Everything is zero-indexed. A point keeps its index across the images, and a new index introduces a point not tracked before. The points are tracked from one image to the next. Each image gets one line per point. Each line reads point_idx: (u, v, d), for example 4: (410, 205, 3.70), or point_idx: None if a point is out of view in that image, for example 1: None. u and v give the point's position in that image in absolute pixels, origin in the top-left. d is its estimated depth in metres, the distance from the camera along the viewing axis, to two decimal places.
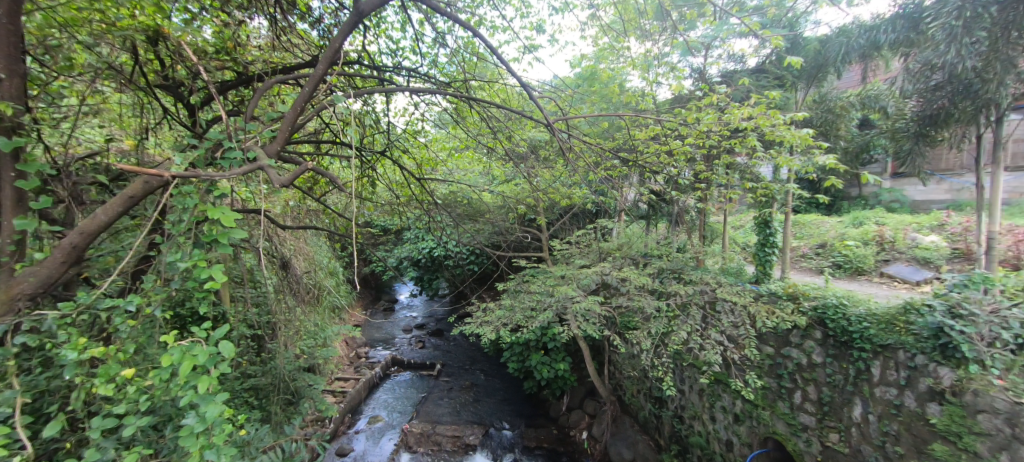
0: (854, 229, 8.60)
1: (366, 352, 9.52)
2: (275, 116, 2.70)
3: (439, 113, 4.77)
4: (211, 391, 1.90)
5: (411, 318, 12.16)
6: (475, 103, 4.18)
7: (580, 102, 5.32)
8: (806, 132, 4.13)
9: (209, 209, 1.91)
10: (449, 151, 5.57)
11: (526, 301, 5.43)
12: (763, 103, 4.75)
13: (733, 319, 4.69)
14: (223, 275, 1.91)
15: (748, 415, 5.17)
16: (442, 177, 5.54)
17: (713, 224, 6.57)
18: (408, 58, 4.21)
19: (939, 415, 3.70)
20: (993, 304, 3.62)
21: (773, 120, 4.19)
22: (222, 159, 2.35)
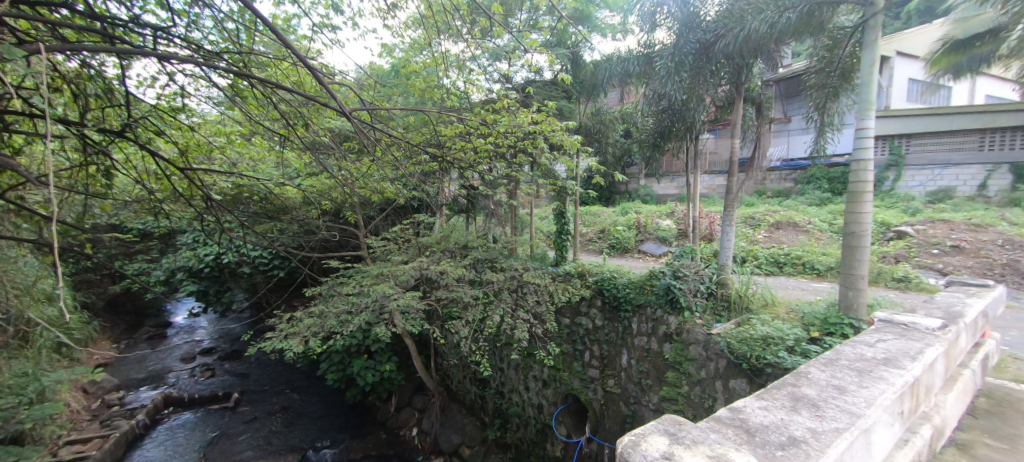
0: (621, 216, 10.92)
1: (121, 397, 7.18)
2: None
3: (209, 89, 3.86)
4: None
5: (191, 342, 9.85)
6: (258, 82, 3.53)
7: (387, 93, 5.11)
8: (575, 138, 4.88)
9: None
10: (227, 137, 4.62)
11: (340, 304, 4.98)
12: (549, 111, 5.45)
13: (537, 298, 5.28)
14: None
15: (553, 378, 6.08)
16: (218, 167, 4.57)
17: (523, 216, 7.32)
18: (156, 14, 3.27)
19: (670, 351, 4.94)
20: (698, 268, 5.04)
21: (552, 126, 4.76)
22: None
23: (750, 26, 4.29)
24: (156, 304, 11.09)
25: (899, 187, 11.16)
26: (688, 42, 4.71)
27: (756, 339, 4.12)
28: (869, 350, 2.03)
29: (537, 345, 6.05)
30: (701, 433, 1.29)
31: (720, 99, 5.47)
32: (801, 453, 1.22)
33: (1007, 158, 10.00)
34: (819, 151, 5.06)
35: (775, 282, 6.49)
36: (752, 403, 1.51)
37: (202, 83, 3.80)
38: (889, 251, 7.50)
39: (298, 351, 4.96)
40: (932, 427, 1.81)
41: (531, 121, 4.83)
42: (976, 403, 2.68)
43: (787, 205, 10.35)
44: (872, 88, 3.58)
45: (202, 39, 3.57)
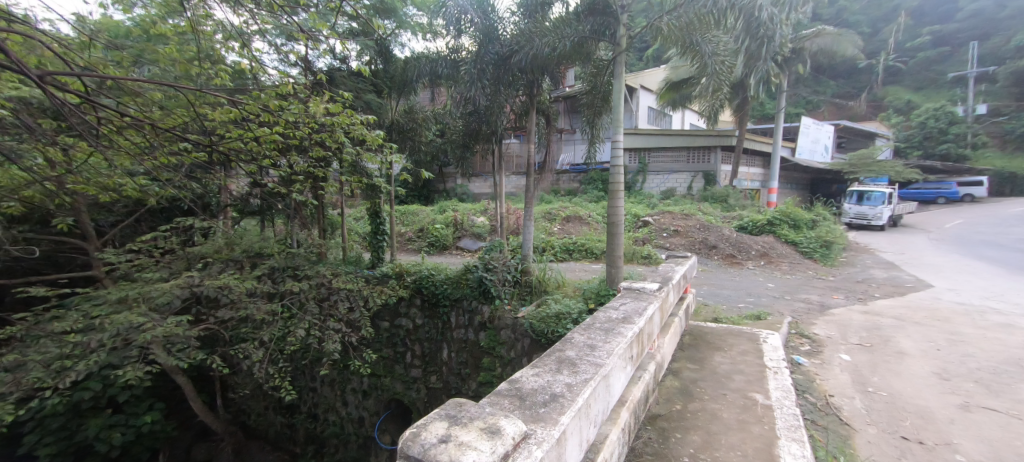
0: (439, 215, 11.16)
1: None
2: None
3: None
4: None
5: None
6: None
7: (122, 61, 3.89)
8: (377, 135, 4.41)
9: None
10: None
11: (50, 347, 3.55)
12: (343, 102, 4.77)
13: (348, 305, 4.93)
14: None
15: (373, 387, 5.80)
16: None
17: (332, 217, 6.73)
18: None
19: (484, 338, 5.30)
20: (505, 259, 5.52)
21: (348, 118, 4.16)
22: None
23: (537, 47, 4.88)
24: None
25: (646, 188, 14.46)
26: (487, 52, 5.16)
27: (549, 316, 4.60)
28: (614, 312, 2.57)
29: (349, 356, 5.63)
30: (478, 410, 1.38)
31: (518, 108, 5.99)
32: (558, 406, 1.44)
33: (701, 168, 14.06)
34: (591, 159, 6.08)
35: (565, 267, 7.61)
36: (526, 372, 1.73)
37: None
38: (639, 236, 9.66)
39: None
40: (654, 363, 2.54)
41: (325, 108, 4.10)
42: (684, 341, 3.69)
43: (575, 202, 12.28)
44: (618, 111, 4.59)
45: None
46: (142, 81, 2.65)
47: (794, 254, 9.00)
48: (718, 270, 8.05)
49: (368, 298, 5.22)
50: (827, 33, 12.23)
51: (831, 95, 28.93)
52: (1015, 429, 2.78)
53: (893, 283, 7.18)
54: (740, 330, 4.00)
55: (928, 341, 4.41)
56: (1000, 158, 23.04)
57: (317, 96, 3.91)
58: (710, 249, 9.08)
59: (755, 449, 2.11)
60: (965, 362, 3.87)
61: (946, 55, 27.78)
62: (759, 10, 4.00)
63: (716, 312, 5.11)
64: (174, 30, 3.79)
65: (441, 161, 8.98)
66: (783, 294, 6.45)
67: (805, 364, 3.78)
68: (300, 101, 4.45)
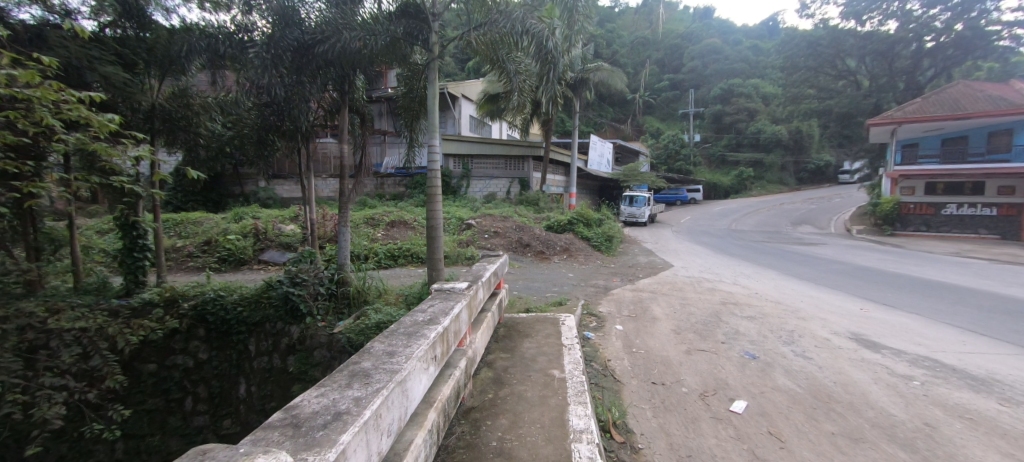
0: (233, 224, 9.46)
1: None
2: None
3: None
4: None
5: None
6: None
7: None
8: (108, 118, 3.25)
9: None
10: None
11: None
12: (49, 71, 3.45)
13: (78, 351, 3.76)
14: None
15: (133, 453, 4.46)
16: None
17: (54, 229, 4.94)
18: None
19: (293, 363, 4.63)
20: (316, 271, 5.00)
21: (53, 92, 3.05)
22: None
23: (343, 40, 4.55)
24: None
25: (469, 192, 15.07)
26: (283, 36, 4.58)
27: (370, 326, 4.33)
28: (421, 315, 2.57)
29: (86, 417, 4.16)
30: (229, 452, 1.03)
31: (326, 105, 5.49)
32: (339, 425, 1.25)
33: (515, 175, 15.49)
34: (410, 162, 5.99)
35: (389, 273, 7.35)
36: (309, 394, 1.48)
37: None
38: (463, 238, 10.00)
39: None
40: (464, 359, 2.63)
41: (9, 78, 2.93)
42: (498, 333, 3.95)
43: (399, 206, 11.97)
44: (433, 116, 4.64)
45: None
46: None
47: (587, 248, 10.65)
48: (530, 265, 8.94)
49: (109, 335, 4.01)
50: (604, 69, 14.63)
51: (609, 117, 35.42)
52: (717, 361, 3.87)
53: (651, 266, 9.20)
54: (543, 316, 4.51)
55: (671, 306, 5.79)
56: (710, 172, 31.88)
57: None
58: (523, 247, 10.01)
59: (551, 418, 2.41)
60: (691, 319, 5.20)
61: (677, 96, 37.08)
62: (549, 39, 4.52)
63: (527, 303, 5.66)
64: None
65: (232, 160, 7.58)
66: (579, 281, 7.57)
67: (591, 338, 4.49)
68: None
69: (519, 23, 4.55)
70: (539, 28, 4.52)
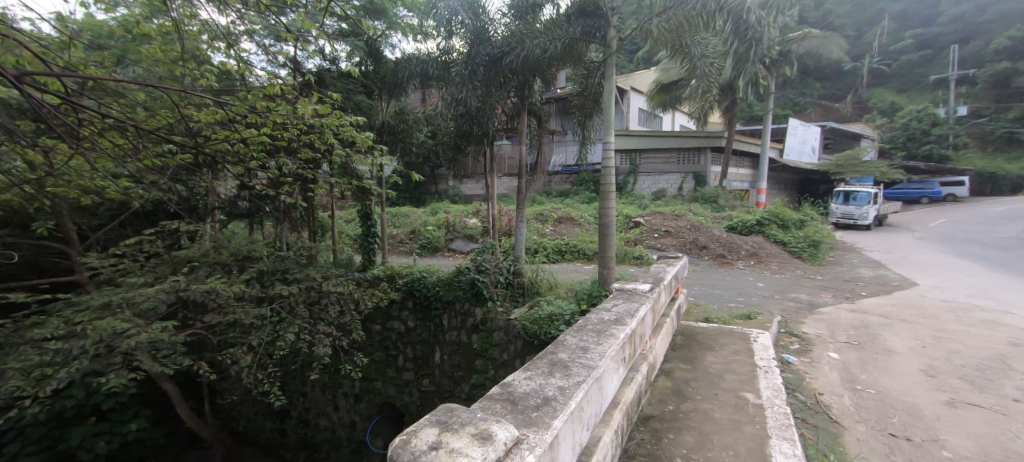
0: (431, 217, 11.15)
1: None
2: None
3: None
4: None
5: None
6: None
7: (99, 57, 3.81)
8: (370, 135, 4.18)
9: None
10: None
11: (28, 348, 3.40)
12: (332, 103, 4.62)
13: (338, 308, 4.93)
14: None
15: (366, 391, 5.80)
16: None
17: (320, 219, 6.62)
18: None
19: (476, 340, 5.31)
20: (497, 262, 5.51)
21: (337, 119, 4.07)
22: None
23: (528, 49, 4.89)
24: None
25: (637, 189, 14.58)
26: (478, 53, 5.18)
27: (544, 318, 4.61)
28: (607, 314, 2.58)
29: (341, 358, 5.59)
30: (469, 415, 1.26)
31: (509, 110, 6.01)
32: (551, 410, 1.37)
33: (691, 169, 14.23)
34: (582, 160, 6.11)
35: (558, 268, 7.63)
36: (519, 376, 1.66)
37: None
38: (632, 236, 9.70)
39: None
40: (647, 364, 2.56)
41: (315, 112, 4.06)
42: (677, 342, 3.72)
43: (566, 203, 12.29)
44: (609, 112, 4.60)
45: None
46: (128, 83, 2.65)
47: (783, 254, 9.12)
48: (710, 270, 8.13)
49: (357, 300, 5.16)
50: (814, 36, 12.40)
51: (817, 97, 29.44)
52: (1002, 425, 2.85)
53: (880, 282, 7.32)
54: (730, 329, 4.06)
55: (916, 339, 4.51)
56: (981, 160, 23.58)
57: (306, 97, 3.81)
58: (701, 249, 9.16)
59: (748, 449, 2.14)
60: (952, 360, 3.95)
61: (927, 59, 28.28)
62: (748, 13, 4.02)
63: (708, 312, 5.15)
64: (155, 29, 3.78)
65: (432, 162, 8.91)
66: (773, 293, 6.53)
67: (795, 363, 3.83)
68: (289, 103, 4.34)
69: (712, 1, 4.12)
70: (736, 2, 4.03)
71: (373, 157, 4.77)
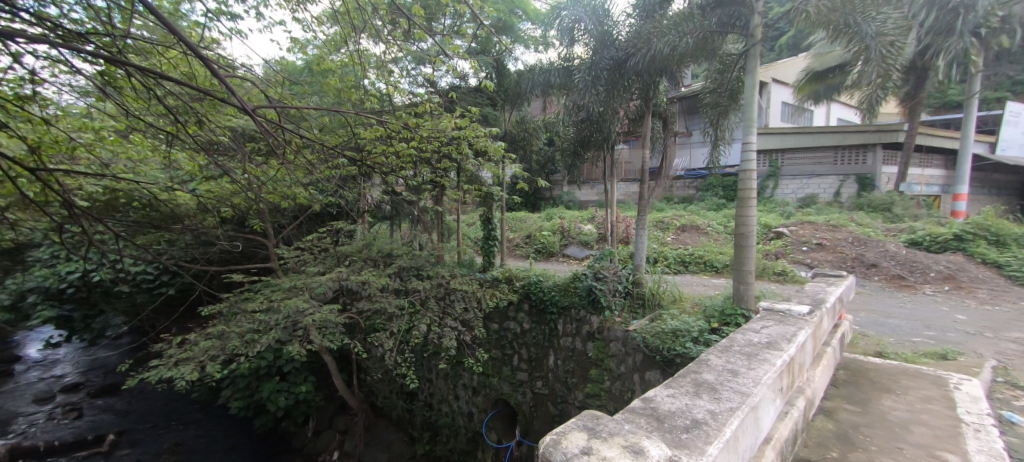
0: (546, 222, 11.32)
1: None
2: None
3: (74, 77, 3.44)
4: None
5: (58, 377, 8.44)
6: (137, 72, 3.22)
7: (295, 90, 4.86)
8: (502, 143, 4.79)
9: None
10: (100, 135, 4.12)
11: (244, 322, 4.59)
12: (472, 118, 5.19)
13: (464, 305, 5.33)
14: None
15: (483, 385, 6.12)
16: (85, 169, 4.07)
17: (448, 223, 7.23)
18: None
19: (592, 349, 5.22)
20: (616, 270, 5.36)
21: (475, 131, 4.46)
22: None
23: (654, 48, 4.65)
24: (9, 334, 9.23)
25: (778, 194, 13.04)
26: (603, 57, 5.10)
27: (667, 332, 4.41)
28: (755, 336, 2.33)
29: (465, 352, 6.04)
30: (617, 425, 1.36)
31: (632, 113, 5.90)
32: (703, 434, 1.34)
33: (854, 170, 11.91)
34: (715, 162, 5.60)
35: (681, 280, 7.11)
36: (661, 392, 1.65)
37: (64, 71, 3.32)
38: (771, 248, 8.59)
39: (193, 378, 4.46)
40: (805, 399, 2.21)
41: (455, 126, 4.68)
42: (838, 376, 3.19)
43: (691, 210, 11.39)
44: (751, 109, 4.15)
45: (61, 19, 3.23)
46: (312, 108, 3.33)
47: (991, 279, 7.16)
48: (881, 294, 6.76)
49: (480, 299, 5.51)
50: None
51: None
52: None
53: None
54: (916, 369, 3.32)
55: None
56: None
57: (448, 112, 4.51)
58: (866, 268, 7.69)
59: None
60: None
61: None
62: None
63: (883, 346, 4.29)
64: (335, 64, 4.73)
65: (550, 168, 9.07)
66: (979, 330, 5.15)
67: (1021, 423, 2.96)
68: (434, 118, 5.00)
69: None
70: None
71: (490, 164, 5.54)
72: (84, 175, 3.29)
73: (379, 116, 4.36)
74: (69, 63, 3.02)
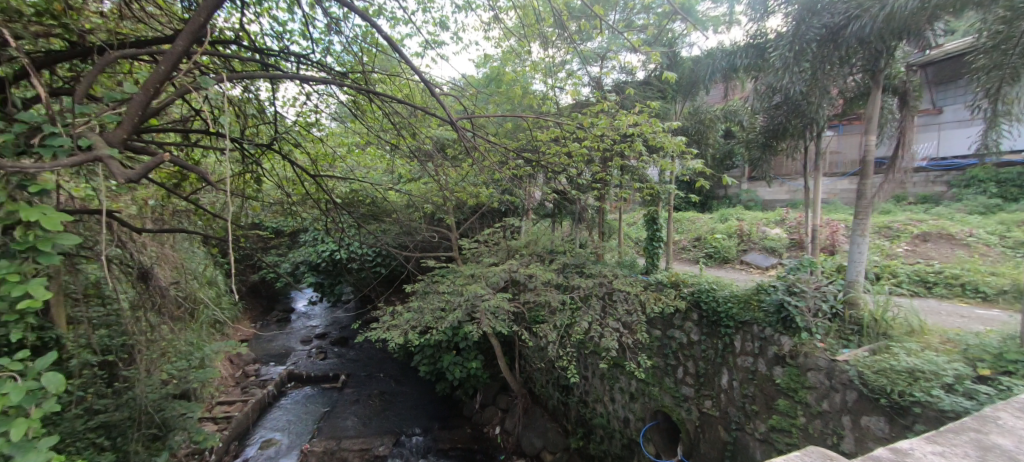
0: (721, 223, 10.13)
1: (254, 370, 8.60)
2: (121, 99, 2.33)
3: (336, 107, 4.57)
4: (37, 437, 1.60)
5: (310, 327, 11.29)
6: (372, 98, 4.09)
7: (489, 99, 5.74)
8: (681, 140, 4.75)
9: (25, 211, 1.62)
10: (348, 147, 5.38)
11: (436, 301, 5.38)
12: (647, 113, 5.33)
13: (628, 307, 5.19)
14: (49, 295, 1.63)
15: (641, 393, 5.84)
16: (339, 174, 5.36)
17: (610, 221, 7.15)
18: (299, 43, 3.97)
19: (782, 375, 4.50)
20: (819, 283, 4.50)
21: None
22: (44, 146, 1.98)
23: (894, 3, 3.71)
24: (284, 292, 12.78)
25: None
26: (811, 27, 4.24)
27: (899, 370, 3.57)
28: None
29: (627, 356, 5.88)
30: None
31: (850, 89, 4.97)
32: None
33: None
34: (989, 147, 4.11)
35: (925, 305, 5.45)
36: (926, 447, 1.36)
37: (330, 102, 4.42)
38: None
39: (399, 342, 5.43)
40: None
41: (633, 122, 4.84)
42: None
43: (938, 214, 8.57)
44: None
45: (333, 62, 4.41)
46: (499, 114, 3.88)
47: None
48: None
49: (645, 302, 5.29)
50: None
51: None
52: None
53: None
54: None
55: None
56: None
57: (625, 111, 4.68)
58: None
59: None
60: None
61: None
62: None
63: None
64: (516, 74, 5.38)
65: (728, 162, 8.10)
66: None
67: None
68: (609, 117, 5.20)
69: None
70: None
71: (652, 163, 5.65)
72: (337, 179, 4.39)
73: (557, 119, 4.75)
74: (332, 92, 4.06)
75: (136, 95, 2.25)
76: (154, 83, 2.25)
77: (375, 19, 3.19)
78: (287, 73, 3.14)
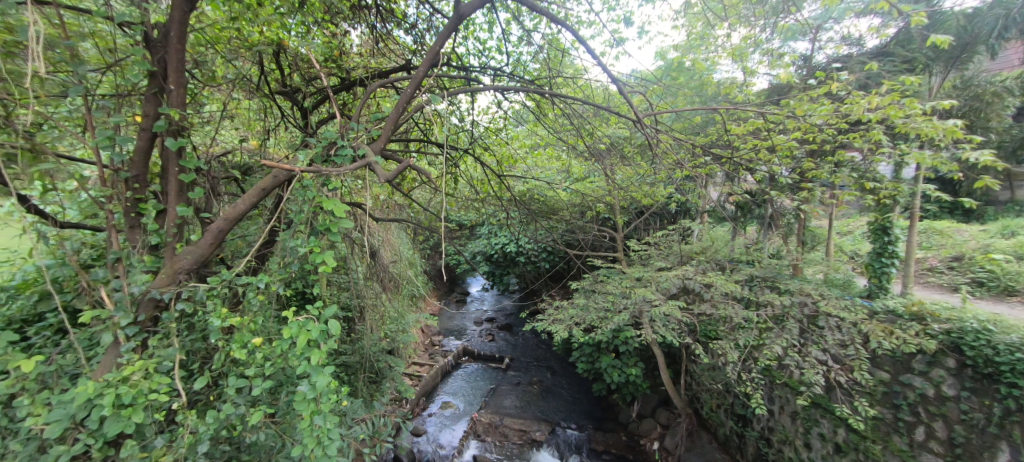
0: (1004, 239, 7.22)
1: (439, 341, 10.12)
2: (378, 117, 3.02)
3: (524, 111, 4.89)
4: (321, 362, 2.20)
5: (481, 311, 12.65)
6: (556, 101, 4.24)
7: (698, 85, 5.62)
8: (953, 123, 3.44)
9: (325, 201, 2.22)
10: (528, 149, 5.78)
11: (601, 301, 5.33)
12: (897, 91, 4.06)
13: (841, 338, 4.18)
14: (334, 260, 2.24)
15: (852, 446, 4.61)
16: (517, 173, 5.82)
17: (810, 227, 5.92)
18: (494, 57, 4.44)
19: None
20: None
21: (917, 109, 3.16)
22: (335, 155, 2.72)
23: None
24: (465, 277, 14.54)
25: None
26: None
27: None
28: None
29: (835, 397, 4.73)
30: None
31: None
32: None
33: None
34: None
35: None
36: None
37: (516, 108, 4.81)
38: None
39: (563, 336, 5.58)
40: None
41: (870, 106, 3.83)
42: None
43: None
44: None
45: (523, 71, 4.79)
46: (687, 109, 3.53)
47: None
48: None
49: (867, 334, 4.21)
50: None
51: None
52: None
53: None
54: None
55: None
56: None
57: (859, 92, 3.70)
58: None
59: None
60: None
61: None
62: None
63: None
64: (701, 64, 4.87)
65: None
66: None
67: None
68: (835, 101, 4.26)
69: None
70: None
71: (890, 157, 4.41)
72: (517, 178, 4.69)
73: (758, 107, 4.11)
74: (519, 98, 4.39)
75: (394, 110, 2.87)
76: (405, 101, 2.82)
77: (565, 24, 3.29)
78: (486, 85, 3.54)
